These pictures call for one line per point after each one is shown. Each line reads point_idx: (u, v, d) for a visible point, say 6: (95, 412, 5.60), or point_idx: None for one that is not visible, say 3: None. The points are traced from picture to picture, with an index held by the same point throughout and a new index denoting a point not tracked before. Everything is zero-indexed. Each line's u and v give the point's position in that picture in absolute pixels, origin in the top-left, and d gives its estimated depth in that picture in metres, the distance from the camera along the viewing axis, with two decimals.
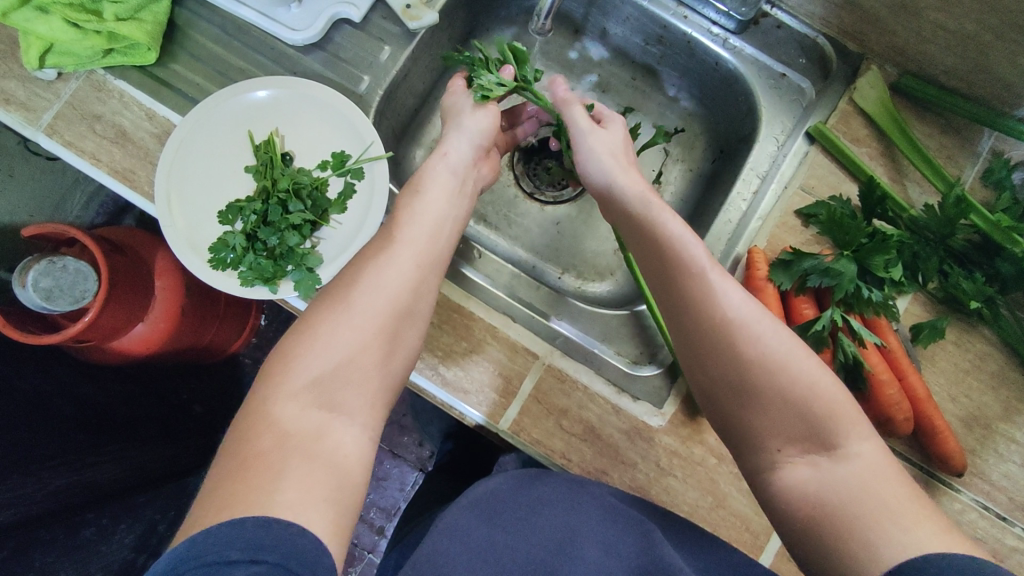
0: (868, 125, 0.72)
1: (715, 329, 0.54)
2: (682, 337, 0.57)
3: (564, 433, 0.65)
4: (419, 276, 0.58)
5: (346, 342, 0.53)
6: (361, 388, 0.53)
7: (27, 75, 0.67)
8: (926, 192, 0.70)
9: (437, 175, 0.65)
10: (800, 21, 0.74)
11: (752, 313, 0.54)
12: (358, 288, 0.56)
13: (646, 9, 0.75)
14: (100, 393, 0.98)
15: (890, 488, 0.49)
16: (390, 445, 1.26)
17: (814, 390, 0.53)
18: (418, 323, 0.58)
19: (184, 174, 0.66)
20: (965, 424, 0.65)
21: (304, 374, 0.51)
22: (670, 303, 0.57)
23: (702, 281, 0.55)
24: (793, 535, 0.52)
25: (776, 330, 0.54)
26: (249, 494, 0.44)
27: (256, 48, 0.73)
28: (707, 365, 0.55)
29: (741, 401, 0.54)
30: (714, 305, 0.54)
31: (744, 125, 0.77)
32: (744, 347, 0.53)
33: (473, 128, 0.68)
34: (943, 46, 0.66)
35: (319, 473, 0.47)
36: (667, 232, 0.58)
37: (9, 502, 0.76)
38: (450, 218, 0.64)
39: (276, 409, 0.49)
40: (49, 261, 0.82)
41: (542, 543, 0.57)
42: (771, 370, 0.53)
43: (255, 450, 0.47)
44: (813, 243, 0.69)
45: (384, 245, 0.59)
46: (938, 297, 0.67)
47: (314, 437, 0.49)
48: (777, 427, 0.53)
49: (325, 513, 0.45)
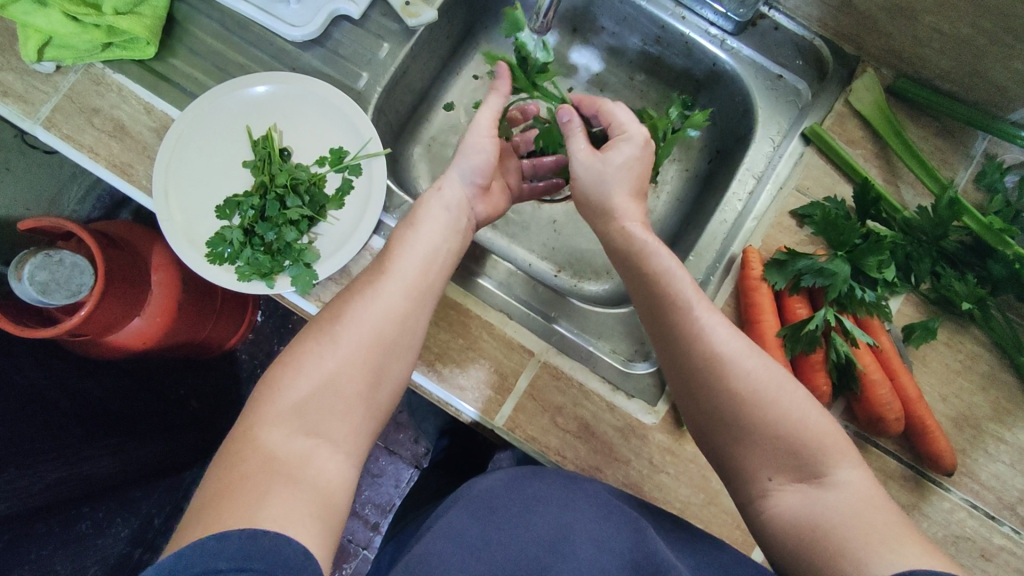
0: (863, 127, 0.72)
1: (704, 361, 0.56)
2: (671, 367, 0.59)
3: (559, 429, 0.65)
4: (407, 309, 0.57)
5: (329, 374, 0.53)
6: (344, 420, 0.53)
7: (25, 68, 0.67)
8: (919, 193, 0.71)
9: (432, 210, 0.63)
10: (798, 23, 0.75)
11: (741, 347, 0.56)
12: (344, 321, 0.55)
13: (644, 9, 0.75)
14: (96, 387, 0.98)
15: (875, 513, 0.49)
16: (386, 441, 1.26)
17: (803, 423, 0.53)
18: (406, 356, 0.57)
19: (183, 168, 0.67)
20: (956, 424, 0.66)
21: (289, 400, 0.51)
22: (659, 336, 0.59)
23: (688, 314, 0.58)
24: (787, 563, 0.51)
25: (762, 362, 0.56)
26: (233, 508, 0.44)
27: (256, 44, 0.73)
28: (696, 394, 0.57)
29: (730, 432, 0.55)
30: (698, 337, 0.56)
31: (740, 125, 0.77)
32: (732, 380, 0.55)
33: (472, 162, 0.65)
34: (937, 49, 0.66)
35: (305, 497, 0.47)
36: (655, 266, 0.60)
37: (7, 494, 0.77)
38: (444, 249, 0.62)
39: (262, 433, 0.49)
40: (45, 254, 0.83)
41: (536, 541, 0.56)
42: (759, 401, 0.54)
43: (239, 473, 0.47)
44: (808, 244, 0.69)
45: (375, 279, 0.58)
46: (930, 298, 0.67)
47: (297, 462, 0.49)
48: (765, 455, 0.54)
49: (311, 530, 0.46)
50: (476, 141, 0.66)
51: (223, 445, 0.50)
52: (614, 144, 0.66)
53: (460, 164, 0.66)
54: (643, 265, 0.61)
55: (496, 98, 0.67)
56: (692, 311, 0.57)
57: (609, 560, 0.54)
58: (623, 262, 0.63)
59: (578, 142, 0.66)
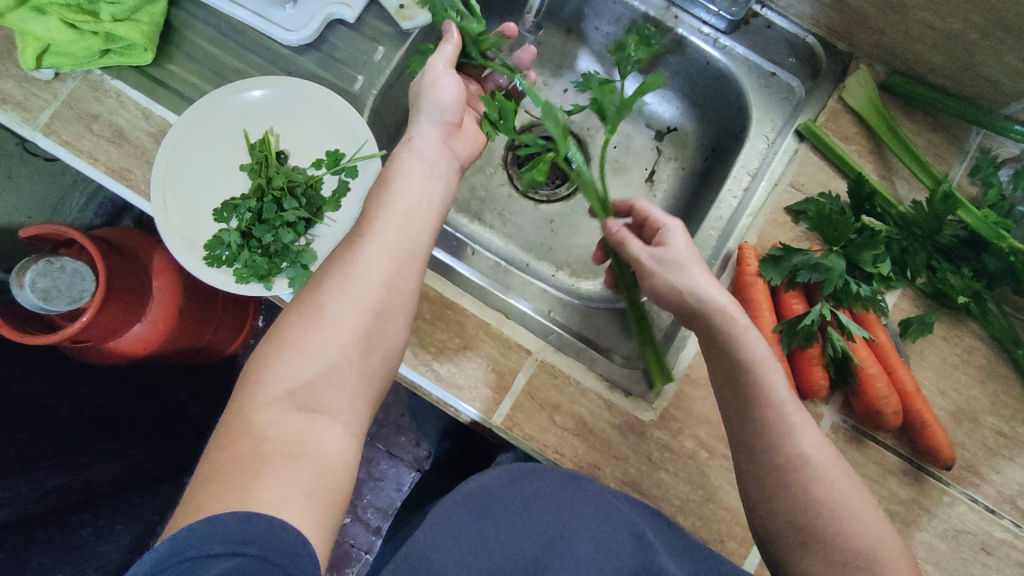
0: (857, 123, 0.73)
1: (788, 465, 0.56)
2: (745, 464, 0.58)
3: (557, 428, 0.65)
4: (393, 272, 0.56)
5: (317, 349, 0.52)
6: (336, 387, 0.52)
7: (24, 76, 0.68)
8: (914, 188, 0.71)
9: (406, 163, 0.61)
10: (790, 21, 0.75)
11: (826, 456, 0.56)
12: (327, 293, 0.54)
13: (638, 10, 0.76)
14: (96, 393, 0.98)
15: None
16: (388, 446, 1.26)
17: (870, 538, 0.55)
18: (398, 317, 0.56)
19: (181, 172, 0.67)
20: (953, 418, 0.65)
21: (279, 382, 0.51)
22: (740, 435, 0.58)
23: (784, 417, 0.57)
24: None
25: (843, 475, 0.56)
26: (229, 494, 0.45)
27: (253, 49, 0.74)
28: (772, 501, 0.56)
29: (800, 536, 0.55)
30: (790, 438, 0.56)
31: (735, 123, 0.77)
32: (814, 489, 0.55)
33: (438, 109, 0.63)
34: (930, 45, 0.67)
35: (304, 474, 0.47)
36: (751, 357, 0.58)
37: (6, 502, 0.78)
38: (427, 207, 0.60)
39: (256, 415, 0.49)
40: (46, 261, 0.83)
41: (531, 540, 0.59)
42: (835, 511, 0.55)
43: (232, 456, 0.47)
44: (803, 240, 0.69)
45: (355, 243, 0.57)
46: (926, 292, 0.67)
47: (292, 440, 0.48)
48: (830, 564, 0.54)
49: (304, 507, 0.46)
50: (438, 82, 0.63)
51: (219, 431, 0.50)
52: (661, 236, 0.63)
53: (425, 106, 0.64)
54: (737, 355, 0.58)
55: (450, 49, 0.64)
56: (788, 415, 0.57)
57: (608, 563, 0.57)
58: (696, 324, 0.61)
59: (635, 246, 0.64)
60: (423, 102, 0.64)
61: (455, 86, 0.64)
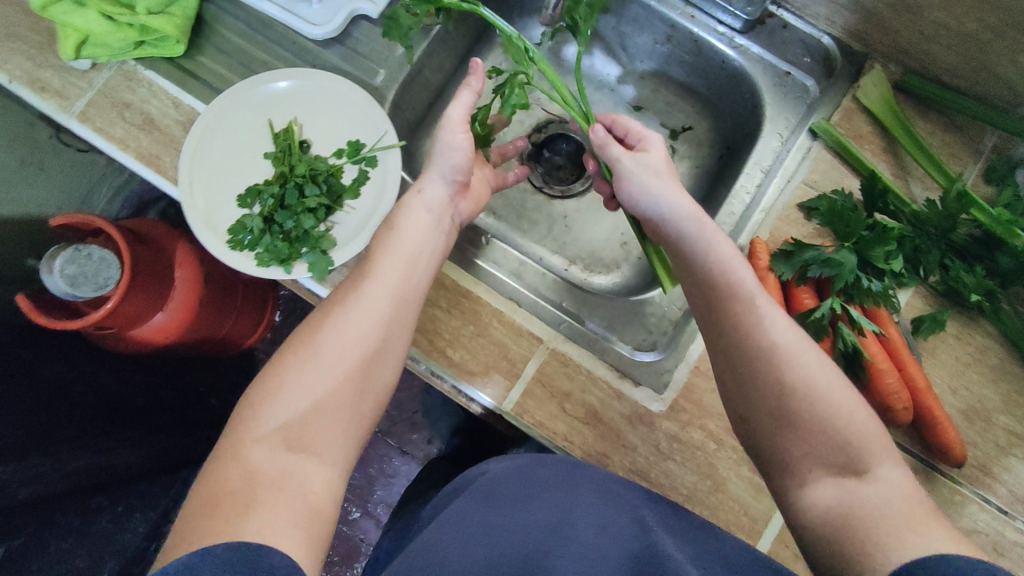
0: (871, 122, 0.73)
1: (762, 352, 0.55)
2: (722, 361, 0.58)
3: (567, 416, 0.66)
4: (390, 316, 0.58)
5: (312, 391, 0.54)
6: (329, 429, 0.53)
7: (63, 65, 0.71)
8: (928, 188, 0.71)
9: (411, 210, 0.63)
10: (805, 21, 0.76)
11: (796, 340, 0.55)
12: (324, 334, 0.56)
13: (654, 8, 0.77)
14: (121, 383, 1.02)
15: (911, 508, 0.49)
16: (399, 442, 1.27)
17: (851, 423, 0.53)
18: (390, 362, 0.58)
19: (207, 160, 0.70)
20: (965, 416, 0.65)
21: (271, 421, 0.52)
22: (714, 337, 0.58)
23: (752, 308, 0.56)
24: (817, 548, 0.51)
25: (820, 362, 0.55)
26: (223, 526, 0.46)
27: (279, 42, 0.76)
28: (748, 394, 0.56)
29: (779, 424, 0.54)
30: (758, 328, 0.55)
31: (750, 121, 0.78)
32: (787, 373, 0.54)
33: (449, 155, 0.64)
34: (945, 44, 0.67)
35: (291, 508, 0.48)
36: (720, 253, 0.59)
37: (30, 479, 0.79)
38: (427, 254, 0.62)
39: (246, 452, 0.50)
40: (75, 249, 0.86)
41: (537, 527, 0.56)
42: (811, 395, 0.53)
43: (224, 490, 0.48)
44: (815, 236, 0.69)
45: (354, 287, 0.59)
46: (939, 290, 0.67)
47: (281, 476, 0.50)
48: (811, 446, 0.53)
49: (296, 538, 0.47)
50: (452, 138, 0.64)
51: (209, 460, 0.51)
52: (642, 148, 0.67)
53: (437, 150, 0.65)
54: (706, 259, 0.59)
55: (466, 97, 0.66)
56: (756, 305, 0.56)
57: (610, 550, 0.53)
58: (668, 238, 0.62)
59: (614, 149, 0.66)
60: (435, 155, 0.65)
61: (464, 139, 0.64)
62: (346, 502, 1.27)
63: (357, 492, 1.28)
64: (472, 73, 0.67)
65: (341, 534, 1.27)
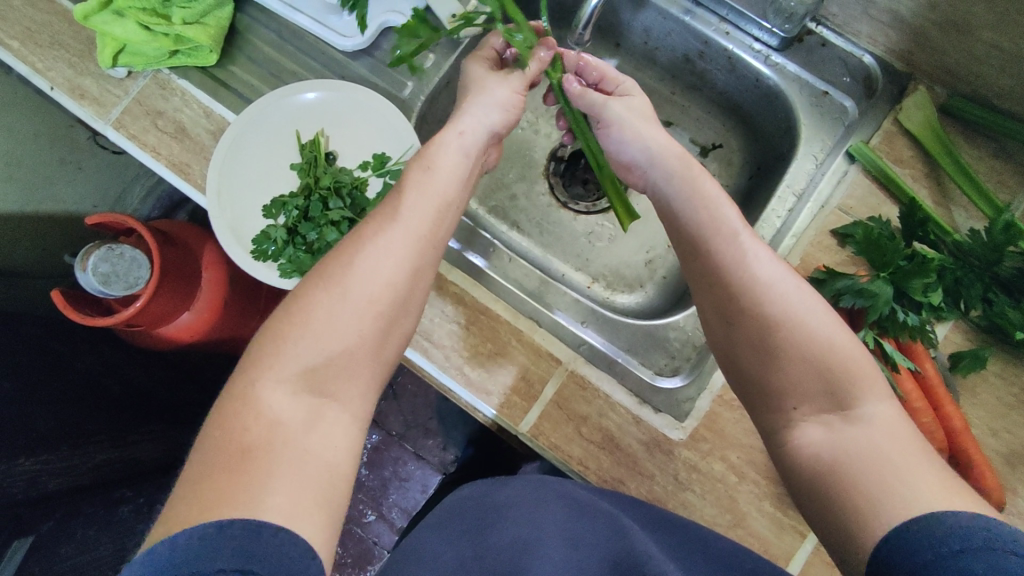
0: (914, 146, 0.70)
1: (741, 284, 0.53)
2: (706, 298, 0.56)
3: (583, 440, 0.65)
4: (418, 260, 0.53)
5: (340, 336, 0.49)
6: (351, 378, 0.49)
7: (101, 73, 0.72)
8: (972, 217, 0.68)
9: (447, 151, 0.58)
10: (846, 39, 0.73)
11: (776, 272, 0.53)
12: (353, 274, 0.51)
13: (687, 24, 0.75)
14: (145, 376, 1.03)
15: (902, 451, 0.46)
16: (415, 448, 1.27)
17: (834, 350, 0.51)
18: (413, 310, 0.54)
19: (235, 170, 0.70)
20: (1006, 461, 0.62)
21: (294, 364, 0.47)
22: (695, 271, 0.57)
23: (732, 242, 0.55)
24: (806, 494, 0.50)
25: (799, 289, 0.53)
26: (236, 494, 0.40)
27: (310, 54, 0.77)
28: (731, 328, 0.54)
29: (763, 358, 0.52)
30: (737, 262, 0.54)
31: (782, 142, 0.76)
32: (767, 304, 0.52)
33: (496, 109, 0.62)
34: (996, 67, 0.64)
35: (312, 475, 0.43)
36: (704, 193, 0.58)
37: (60, 472, 0.81)
38: (456, 205, 0.58)
39: (263, 397, 0.45)
40: (108, 248, 0.87)
41: (509, 544, 0.55)
42: (791, 325, 0.51)
43: (242, 444, 0.43)
44: (849, 264, 0.67)
45: (381, 224, 0.54)
46: (980, 326, 0.64)
47: (302, 429, 0.45)
48: (795, 381, 0.51)
49: (316, 516, 0.42)
50: (502, 95, 0.62)
51: (217, 407, 0.46)
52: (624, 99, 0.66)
53: (480, 102, 0.61)
54: (692, 195, 0.58)
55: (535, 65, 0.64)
56: (737, 240, 0.55)
57: (587, 556, 0.54)
58: (659, 177, 0.62)
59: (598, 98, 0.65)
60: (486, 98, 0.61)
61: (514, 101, 0.63)
62: (361, 504, 1.28)
63: (372, 496, 1.28)
64: (546, 47, 0.65)
65: (355, 536, 1.28)
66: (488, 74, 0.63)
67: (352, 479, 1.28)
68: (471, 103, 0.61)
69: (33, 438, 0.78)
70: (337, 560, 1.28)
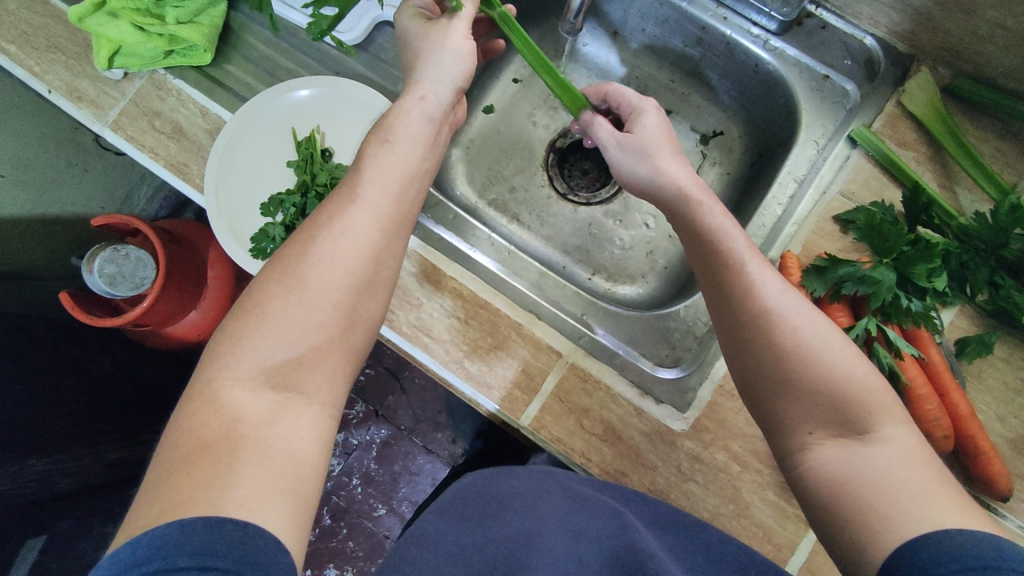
0: (917, 129, 0.69)
1: (755, 315, 0.51)
2: (722, 327, 0.55)
3: (585, 432, 0.65)
4: (381, 241, 0.53)
5: (297, 325, 0.48)
6: (315, 368, 0.49)
7: (97, 75, 0.73)
8: (977, 199, 0.67)
9: (408, 121, 0.57)
10: (847, 22, 0.72)
11: (792, 302, 0.52)
12: (309, 262, 0.50)
13: (684, 9, 0.74)
14: (158, 375, 1.04)
15: (914, 472, 0.46)
16: (425, 441, 1.28)
17: (850, 381, 0.49)
18: (379, 293, 0.53)
19: (232, 170, 0.71)
20: (1014, 446, 0.61)
21: (256, 359, 0.47)
22: (712, 300, 0.55)
23: (740, 273, 0.53)
24: (823, 519, 0.49)
25: (814, 321, 0.51)
26: (197, 491, 0.40)
27: (304, 50, 0.77)
28: (746, 356, 0.53)
29: (777, 390, 0.51)
30: (749, 295, 0.52)
31: (784, 128, 0.74)
32: (781, 336, 0.50)
33: (452, 62, 0.60)
34: (1001, 46, 0.63)
35: (276, 472, 0.43)
36: (708, 222, 0.56)
37: (69, 471, 0.83)
38: (419, 177, 0.57)
39: (225, 394, 0.45)
40: (113, 248, 0.86)
41: (511, 536, 0.54)
42: (805, 358, 0.49)
43: (203, 440, 0.42)
44: (852, 251, 0.66)
45: (342, 204, 0.53)
46: (987, 310, 0.63)
47: (265, 423, 0.45)
48: (811, 411, 0.50)
49: (281, 509, 0.41)
50: (456, 47, 0.60)
51: (182, 402, 0.46)
52: (635, 120, 0.63)
53: (438, 58, 0.59)
54: (695, 223, 0.57)
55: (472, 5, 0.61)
56: (745, 269, 0.53)
57: (589, 551, 0.53)
58: (664, 206, 0.60)
59: (603, 130, 0.66)
60: (439, 57, 0.59)
61: (467, 49, 0.60)
62: (372, 498, 1.29)
63: (382, 489, 1.29)
64: None
65: (367, 530, 1.28)
66: (429, 26, 0.60)
67: (361, 474, 1.29)
68: (427, 64, 0.59)
69: (45, 440, 0.78)
70: (348, 554, 1.28)
